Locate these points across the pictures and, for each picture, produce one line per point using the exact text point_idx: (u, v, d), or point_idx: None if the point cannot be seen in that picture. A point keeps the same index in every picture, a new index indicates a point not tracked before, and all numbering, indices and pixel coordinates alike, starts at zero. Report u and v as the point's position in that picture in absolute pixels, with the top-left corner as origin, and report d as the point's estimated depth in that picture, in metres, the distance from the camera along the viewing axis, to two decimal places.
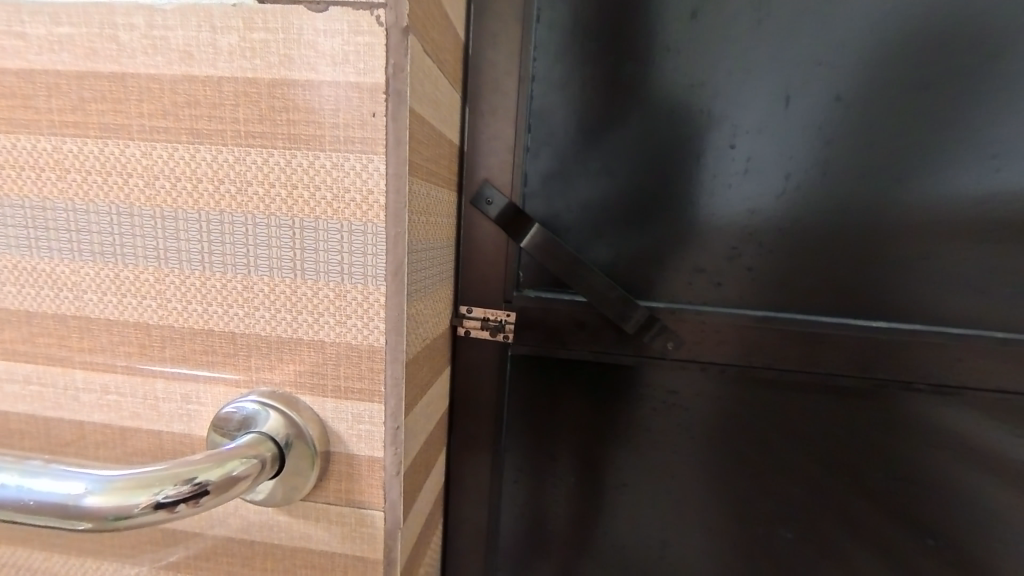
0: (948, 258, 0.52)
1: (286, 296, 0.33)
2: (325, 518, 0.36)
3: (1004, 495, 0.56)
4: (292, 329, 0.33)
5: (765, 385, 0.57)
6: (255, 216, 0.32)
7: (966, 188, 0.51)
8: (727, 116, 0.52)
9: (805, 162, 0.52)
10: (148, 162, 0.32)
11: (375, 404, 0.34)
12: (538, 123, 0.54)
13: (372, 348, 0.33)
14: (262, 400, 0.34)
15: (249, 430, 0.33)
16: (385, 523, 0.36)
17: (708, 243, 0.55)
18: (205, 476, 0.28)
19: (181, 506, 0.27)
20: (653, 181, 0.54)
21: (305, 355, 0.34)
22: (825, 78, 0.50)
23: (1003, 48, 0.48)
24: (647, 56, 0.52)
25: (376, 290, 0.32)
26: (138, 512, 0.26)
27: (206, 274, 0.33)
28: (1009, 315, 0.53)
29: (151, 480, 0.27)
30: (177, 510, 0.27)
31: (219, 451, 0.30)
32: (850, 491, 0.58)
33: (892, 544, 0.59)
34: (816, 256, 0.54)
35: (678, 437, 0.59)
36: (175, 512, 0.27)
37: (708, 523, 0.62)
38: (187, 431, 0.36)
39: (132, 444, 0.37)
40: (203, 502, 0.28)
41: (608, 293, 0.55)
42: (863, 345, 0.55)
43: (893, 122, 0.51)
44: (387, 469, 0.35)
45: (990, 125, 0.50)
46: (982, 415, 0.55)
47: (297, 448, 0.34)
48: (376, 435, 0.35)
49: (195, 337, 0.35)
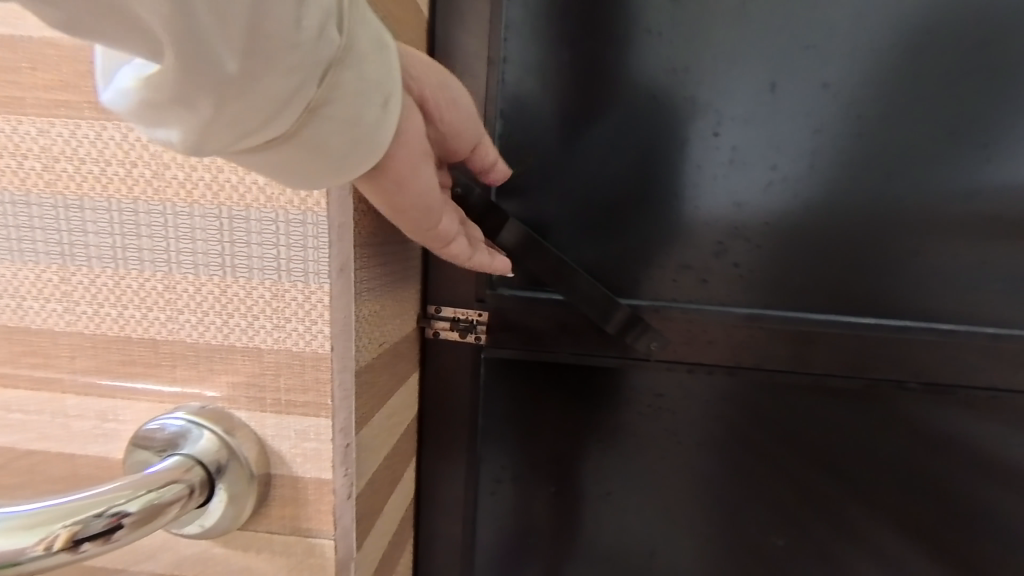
0: (938, 253, 0.51)
1: (215, 297, 0.29)
2: (269, 549, 0.32)
3: (993, 494, 0.55)
4: (223, 335, 0.29)
5: (753, 386, 0.54)
6: (175, 204, 0.28)
7: (955, 182, 0.50)
8: (711, 103, 0.50)
9: (793, 153, 0.50)
10: (44, 141, 0.27)
11: (322, 420, 0.30)
12: (513, 109, 0.50)
13: (317, 355, 0.29)
14: (189, 418, 0.30)
15: (175, 452, 0.29)
16: (336, 552, 0.32)
17: (693, 239, 0.52)
18: (129, 506, 0.24)
19: (88, 545, 0.23)
20: (635, 171, 0.51)
21: (239, 366, 0.30)
22: (813, 64, 0.48)
23: (993, 34, 0.47)
24: (628, 38, 0.49)
25: (320, 290, 0.28)
26: (36, 553, 0.20)
27: (121, 272, 0.29)
28: (996, 310, 0.52)
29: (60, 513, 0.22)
30: (83, 550, 0.22)
31: (140, 477, 0.26)
32: (841, 494, 0.56)
33: (882, 547, 0.57)
34: (804, 252, 0.52)
35: (665, 442, 0.57)
36: (79, 552, 0.22)
37: (697, 530, 0.59)
38: (105, 453, 0.31)
39: (42, 471, 0.32)
40: (118, 538, 0.24)
41: (591, 291, 0.51)
42: (852, 343, 0.53)
43: (881, 112, 0.49)
44: (337, 492, 0.31)
45: (979, 115, 0.48)
46: (969, 413, 0.53)
47: (231, 472, 0.30)
48: (323, 455, 0.31)
49: (110, 346, 0.30)
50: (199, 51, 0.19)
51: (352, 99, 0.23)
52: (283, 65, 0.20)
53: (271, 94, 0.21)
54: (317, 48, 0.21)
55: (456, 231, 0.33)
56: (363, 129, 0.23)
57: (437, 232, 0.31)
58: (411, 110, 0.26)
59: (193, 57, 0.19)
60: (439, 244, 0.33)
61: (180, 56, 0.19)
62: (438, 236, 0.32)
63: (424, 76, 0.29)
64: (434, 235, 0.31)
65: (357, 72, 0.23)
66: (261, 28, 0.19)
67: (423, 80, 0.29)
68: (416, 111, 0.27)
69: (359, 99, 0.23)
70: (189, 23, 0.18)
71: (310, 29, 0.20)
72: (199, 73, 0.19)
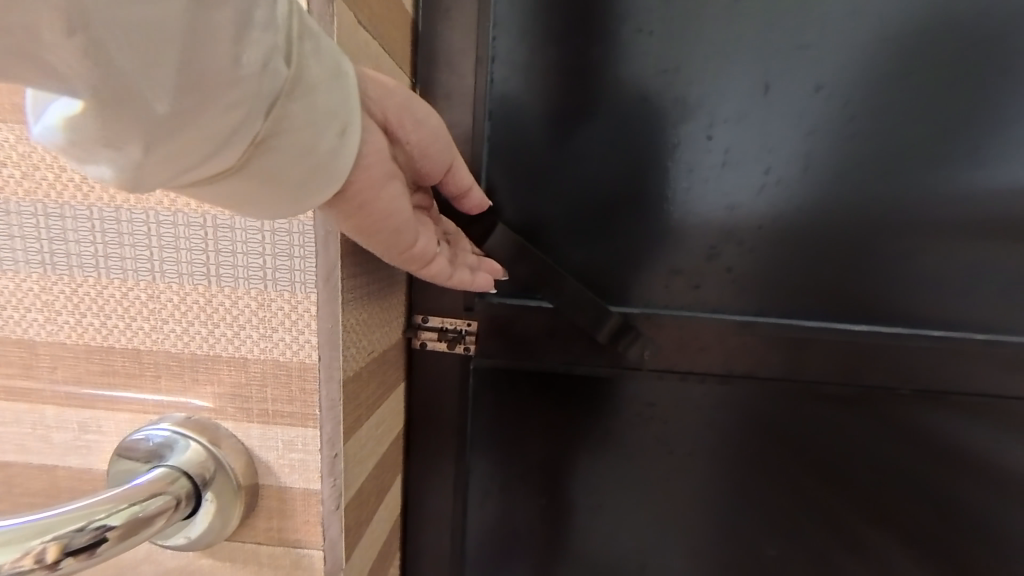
0: (930, 256, 0.51)
1: (199, 306, 0.28)
2: (256, 561, 0.32)
3: (984, 498, 0.55)
4: (208, 345, 0.29)
5: (746, 390, 0.54)
6: (157, 213, 0.27)
7: (947, 186, 0.50)
8: (705, 104, 0.49)
9: (786, 156, 0.50)
10: (23, 149, 0.27)
11: (309, 430, 0.30)
12: (504, 113, 0.50)
13: (303, 365, 0.29)
14: (174, 429, 0.29)
15: (159, 463, 0.29)
16: (324, 564, 0.31)
17: (686, 243, 0.52)
18: (111, 519, 0.24)
19: (70, 560, 0.22)
20: (628, 175, 0.51)
21: (224, 375, 0.29)
22: (805, 66, 0.48)
23: (984, 37, 0.47)
24: (620, 41, 0.48)
25: (307, 299, 0.28)
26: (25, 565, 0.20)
27: (102, 281, 0.28)
28: (987, 315, 0.52)
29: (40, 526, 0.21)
30: (64, 566, 0.22)
31: (122, 490, 0.26)
32: (834, 499, 0.56)
33: (874, 551, 0.57)
34: (796, 256, 0.52)
35: (657, 447, 0.56)
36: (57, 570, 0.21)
37: (691, 536, 0.59)
38: (87, 465, 0.31)
39: (21, 484, 0.32)
40: (100, 552, 0.23)
41: (581, 297, 0.51)
42: (845, 347, 0.53)
43: (872, 114, 0.49)
44: (324, 503, 0.30)
45: (970, 119, 0.48)
46: (960, 416, 0.54)
47: (216, 484, 0.29)
48: (310, 465, 0.30)
49: (91, 356, 0.29)
50: (128, 96, 0.19)
51: (304, 129, 0.23)
52: (223, 102, 0.20)
53: (215, 131, 0.21)
54: (262, 84, 0.21)
55: (434, 248, 0.33)
56: (319, 156, 0.24)
57: (412, 253, 0.31)
58: (370, 131, 0.26)
59: (124, 102, 0.19)
60: (418, 264, 0.33)
61: (107, 100, 0.18)
62: (417, 256, 0.32)
63: (389, 98, 0.29)
64: (410, 256, 0.31)
65: (307, 103, 0.23)
66: (196, 65, 0.19)
67: (385, 101, 0.29)
68: (375, 130, 0.27)
69: (314, 128, 0.23)
70: (115, 68, 0.18)
71: (252, 65, 0.21)
72: (130, 116, 0.19)
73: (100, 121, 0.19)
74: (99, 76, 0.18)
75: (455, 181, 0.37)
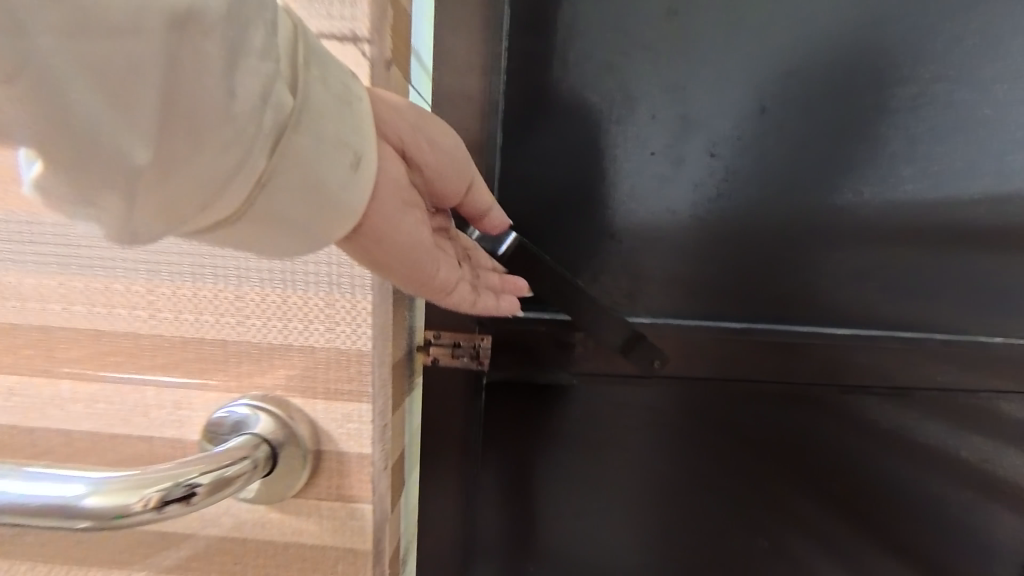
0: (885, 262, 0.59)
1: (276, 305, 0.35)
2: (316, 513, 0.39)
3: (931, 471, 0.64)
4: (284, 336, 0.36)
5: (730, 377, 0.62)
6: None
7: (899, 201, 0.58)
8: (706, 124, 0.57)
9: (769, 173, 0.58)
10: None
11: (365, 404, 0.37)
12: (516, 131, 0.57)
13: (361, 352, 0.36)
14: (254, 404, 0.36)
15: (242, 433, 0.36)
16: (374, 515, 0.39)
17: (676, 249, 0.60)
18: (200, 479, 0.30)
19: (173, 507, 0.29)
20: (630, 188, 0.58)
21: (295, 359, 0.36)
22: (786, 94, 0.56)
23: (931, 76, 0.56)
24: (621, 71, 0.56)
25: (365, 299, 0.35)
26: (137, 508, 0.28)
27: (198, 285, 0.35)
28: (930, 313, 0.61)
29: (144, 481, 0.29)
30: (169, 511, 0.29)
31: (212, 454, 0.32)
32: (806, 475, 0.64)
33: (840, 520, 0.65)
34: (773, 259, 0.60)
35: (649, 430, 0.63)
36: (166, 512, 0.29)
37: (681, 510, 0.65)
38: (178, 435, 0.38)
39: (121, 452, 0.38)
40: (195, 502, 0.30)
41: (589, 307, 0.58)
42: (813, 340, 0.61)
43: (838, 138, 0.57)
44: (375, 464, 0.38)
45: (919, 145, 0.57)
46: (907, 399, 0.63)
47: (288, 449, 0.36)
48: (364, 434, 0.37)
49: (186, 345, 0.36)
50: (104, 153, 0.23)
51: (317, 160, 0.28)
52: (219, 143, 0.25)
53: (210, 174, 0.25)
54: (264, 119, 0.26)
55: (452, 279, 0.38)
56: (331, 189, 0.29)
57: (434, 283, 0.37)
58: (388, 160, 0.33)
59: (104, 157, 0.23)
60: (439, 293, 0.38)
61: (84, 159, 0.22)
62: (439, 286, 0.38)
63: (400, 121, 0.35)
64: (432, 285, 0.37)
65: (315, 135, 0.28)
66: (182, 112, 0.24)
67: (399, 128, 0.35)
68: (392, 156, 0.33)
69: (328, 160, 0.28)
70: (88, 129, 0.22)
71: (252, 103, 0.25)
72: (107, 168, 0.23)
73: (72, 176, 0.23)
74: (59, 137, 0.22)
75: (476, 199, 0.43)
